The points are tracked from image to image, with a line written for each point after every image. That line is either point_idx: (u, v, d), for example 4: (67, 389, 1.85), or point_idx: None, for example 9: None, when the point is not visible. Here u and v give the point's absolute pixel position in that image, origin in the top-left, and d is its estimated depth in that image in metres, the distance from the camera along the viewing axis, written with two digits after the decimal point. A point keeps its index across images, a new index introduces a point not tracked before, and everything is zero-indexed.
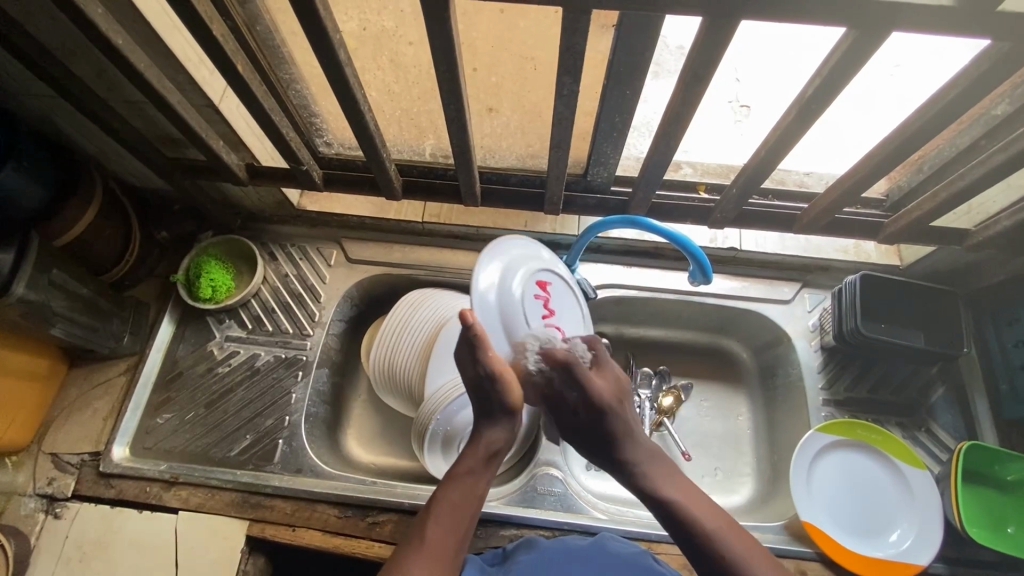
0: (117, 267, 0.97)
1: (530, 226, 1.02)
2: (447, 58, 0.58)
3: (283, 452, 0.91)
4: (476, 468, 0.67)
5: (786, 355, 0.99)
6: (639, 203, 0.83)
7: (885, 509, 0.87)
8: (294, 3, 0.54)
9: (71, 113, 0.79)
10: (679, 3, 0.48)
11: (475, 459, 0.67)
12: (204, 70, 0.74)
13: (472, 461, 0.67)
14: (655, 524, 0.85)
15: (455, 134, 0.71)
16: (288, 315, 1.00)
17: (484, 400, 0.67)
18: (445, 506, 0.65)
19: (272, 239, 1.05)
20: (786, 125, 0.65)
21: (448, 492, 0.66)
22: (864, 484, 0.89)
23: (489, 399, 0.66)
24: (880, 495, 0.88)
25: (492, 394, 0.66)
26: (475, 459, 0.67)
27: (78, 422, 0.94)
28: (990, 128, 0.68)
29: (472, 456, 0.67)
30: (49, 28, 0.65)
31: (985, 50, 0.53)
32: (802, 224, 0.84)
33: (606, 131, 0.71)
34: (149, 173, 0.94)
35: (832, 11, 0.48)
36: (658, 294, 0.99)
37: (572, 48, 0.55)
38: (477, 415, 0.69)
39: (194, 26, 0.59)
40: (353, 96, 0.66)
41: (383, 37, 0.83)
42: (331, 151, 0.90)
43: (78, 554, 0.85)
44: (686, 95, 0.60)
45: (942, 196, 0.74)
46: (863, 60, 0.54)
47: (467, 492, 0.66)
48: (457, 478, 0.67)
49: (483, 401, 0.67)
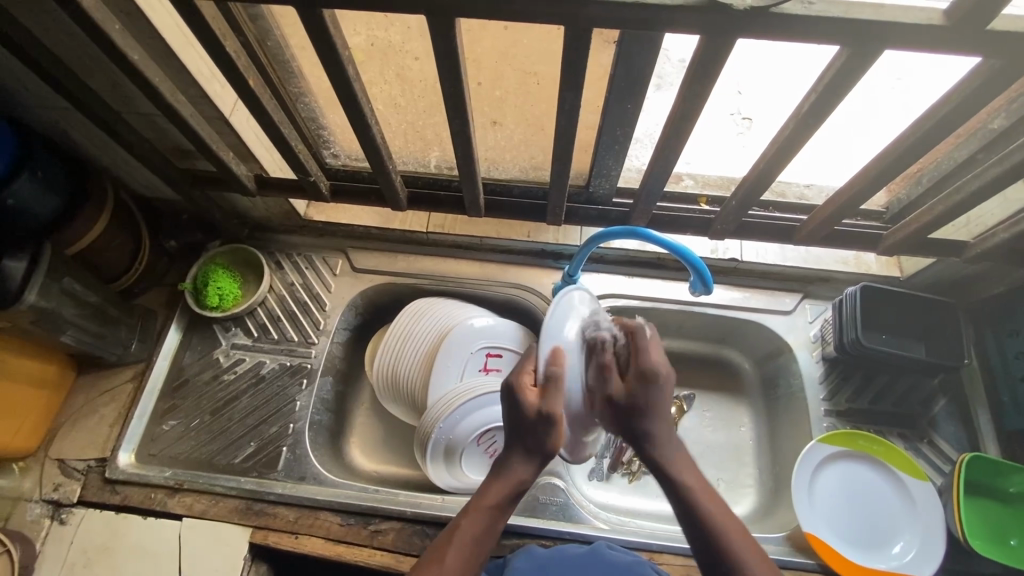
0: (126, 276, 0.99)
1: (532, 237, 1.04)
2: (452, 73, 0.60)
3: (286, 460, 0.92)
4: (504, 503, 0.64)
5: (786, 365, 0.99)
6: (640, 214, 0.85)
7: (886, 519, 0.87)
8: (306, 21, 0.56)
9: (85, 125, 0.81)
10: (677, 22, 0.50)
11: (499, 495, 0.64)
12: (216, 84, 0.76)
13: (500, 494, 0.64)
14: (657, 534, 0.85)
15: (460, 145, 0.73)
16: (293, 323, 1.01)
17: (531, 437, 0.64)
18: (466, 542, 0.62)
19: (279, 248, 1.07)
20: (785, 138, 0.66)
21: (472, 521, 0.63)
22: (868, 496, 0.89)
23: (537, 435, 0.63)
24: (883, 506, 0.88)
25: (537, 432, 0.63)
26: (501, 495, 0.64)
27: (85, 429, 0.95)
28: (987, 142, 0.69)
29: (500, 492, 0.64)
30: (68, 44, 0.67)
31: (978, 67, 0.55)
32: (801, 236, 0.86)
33: (608, 144, 0.73)
34: (159, 183, 0.96)
35: (828, 30, 0.49)
36: (659, 304, 1.00)
37: (575, 64, 0.57)
38: (514, 447, 0.65)
39: (210, 43, 0.61)
40: (361, 109, 0.68)
41: (390, 52, 0.78)
42: (339, 163, 0.92)
43: (82, 560, 0.85)
44: (685, 110, 0.62)
45: (940, 208, 0.75)
46: (858, 76, 0.56)
47: (488, 528, 0.63)
48: (482, 509, 0.63)
49: (533, 437, 0.64)
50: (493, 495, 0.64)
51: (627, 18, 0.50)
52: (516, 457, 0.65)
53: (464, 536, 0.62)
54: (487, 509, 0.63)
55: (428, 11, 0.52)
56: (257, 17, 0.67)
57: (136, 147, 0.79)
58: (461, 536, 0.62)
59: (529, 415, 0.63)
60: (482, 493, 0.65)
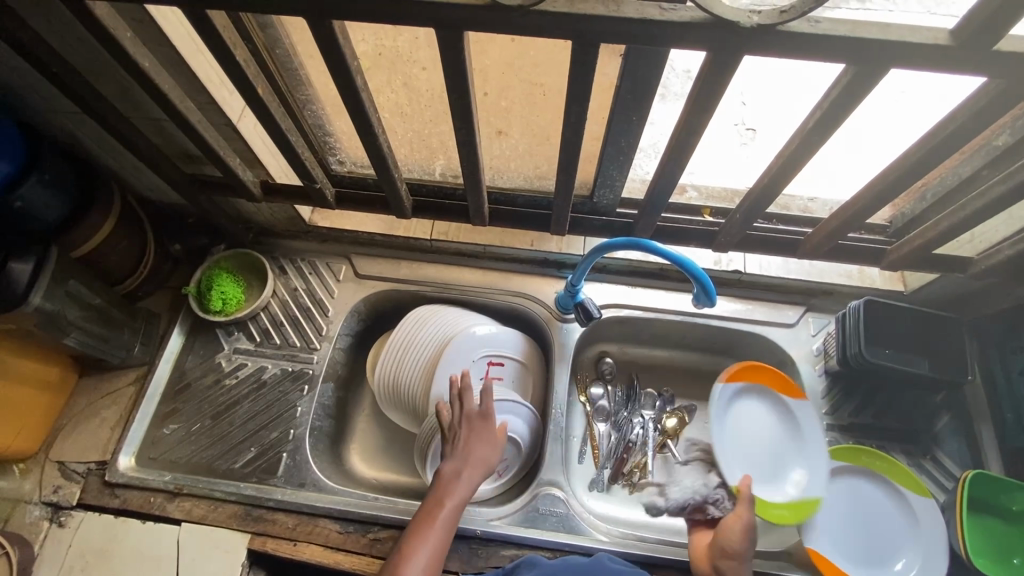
0: (130, 279, 0.99)
1: (536, 246, 1.03)
2: (460, 83, 0.61)
3: (286, 465, 0.91)
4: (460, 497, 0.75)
5: (789, 378, 0.99)
6: (644, 225, 0.86)
7: (889, 538, 0.86)
8: (315, 32, 0.56)
9: (94, 129, 0.82)
10: (684, 38, 0.50)
11: (455, 492, 0.75)
12: (225, 91, 0.77)
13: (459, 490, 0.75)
14: (658, 547, 0.85)
15: (466, 155, 0.73)
16: (296, 328, 1.01)
17: (473, 442, 0.78)
18: (439, 529, 0.72)
19: (283, 253, 1.07)
20: (790, 152, 0.66)
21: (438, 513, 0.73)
22: (871, 514, 0.88)
23: (479, 441, 0.78)
24: (886, 524, 0.87)
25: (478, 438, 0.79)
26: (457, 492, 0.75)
27: (86, 431, 0.95)
28: (992, 159, 0.69)
29: (465, 483, 0.76)
30: (80, 50, 0.68)
31: (985, 85, 0.55)
32: (804, 250, 0.87)
33: (612, 155, 0.73)
34: (166, 187, 0.97)
35: (834, 48, 0.49)
36: (662, 315, 1.00)
37: (582, 77, 0.57)
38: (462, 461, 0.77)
39: (219, 52, 0.61)
40: (368, 119, 0.69)
41: (397, 60, 0.78)
42: (344, 169, 0.93)
43: (81, 563, 0.85)
44: (690, 124, 0.62)
45: (945, 225, 0.75)
46: (865, 93, 0.56)
47: (455, 514, 0.74)
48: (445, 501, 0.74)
49: (474, 442, 0.78)
50: (456, 488, 0.75)
51: (634, 34, 0.50)
52: (463, 460, 0.77)
53: (435, 523, 0.72)
54: (452, 503, 0.74)
55: (436, 25, 0.53)
56: (267, 26, 0.68)
57: (144, 152, 0.80)
58: (435, 528, 0.72)
59: (474, 427, 0.79)
60: (447, 486, 0.75)
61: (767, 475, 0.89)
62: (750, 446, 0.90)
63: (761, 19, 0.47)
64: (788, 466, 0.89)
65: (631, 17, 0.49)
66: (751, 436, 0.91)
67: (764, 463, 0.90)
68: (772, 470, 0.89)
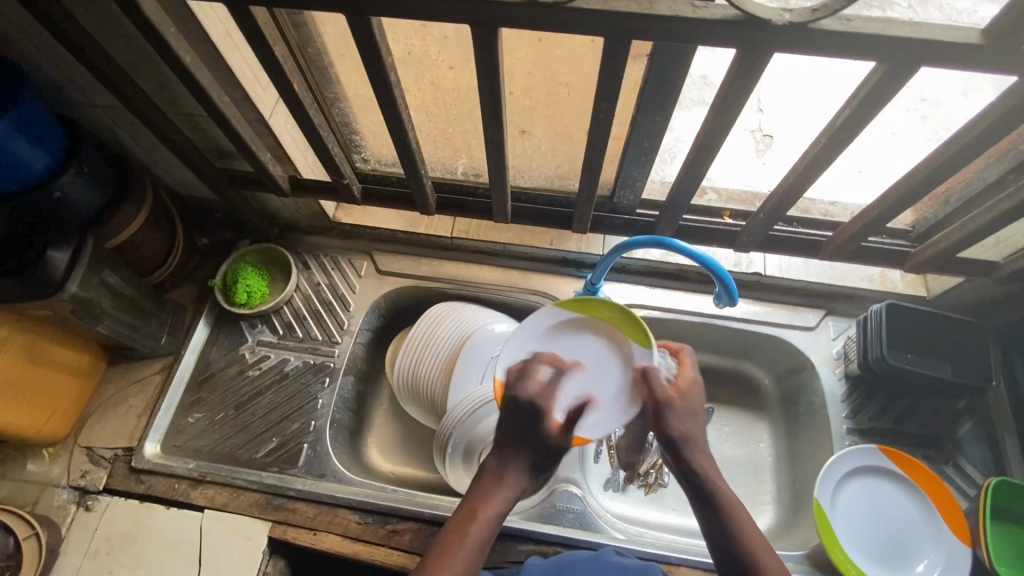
0: (160, 271, 1.02)
1: (556, 245, 1.04)
2: (491, 80, 0.63)
3: (307, 456, 0.93)
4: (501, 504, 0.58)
5: (808, 382, 0.99)
6: (666, 224, 0.86)
7: (931, 554, 0.84)
8: (355, 30, 0.58)
9: (132, 123, 0.84)
10: (714, 38, 0.51)
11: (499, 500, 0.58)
12: (258, 87, 0.79)
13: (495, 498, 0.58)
14: (674, 546, 0.85)
15: (493, 153, 0.75)
16: (318, 322, 1.03)
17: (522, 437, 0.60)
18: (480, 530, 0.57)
19: (306, 249, 1.10)
20: (814, 155, 0.67)
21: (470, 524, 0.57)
22: (917, 537, 0.85)
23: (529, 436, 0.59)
24: (890, 509, 0.87)
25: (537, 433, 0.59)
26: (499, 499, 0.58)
27: (114, 418, 0.97)
28: (1019, 163, 0.69)
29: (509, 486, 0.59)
30: (123, 44, 0.71)
31: (1013, 87, 0.55)
32: (828, 251, 0.86)
33: (635, 155, 0.74)
34: (196, 181, 0.99)
35: (863, 47, 0.50)
36: (680, 316, 1.00)
37: (611, 76, 0.59)
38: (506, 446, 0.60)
39: (259, 47, 0.63)
40: (400, 116, 0.71)
41: (427, 62, 0.76)
42: (368, 166, 0.95)
43: (106, 547, 0.87)
44: (717, 122, 0.63)
45: (968, 229, 0.75)
46: (894, 93, 0.56)
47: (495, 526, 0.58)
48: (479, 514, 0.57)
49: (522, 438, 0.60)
50: (506, 479, 0.59)
51: (666, 32, 0.51)
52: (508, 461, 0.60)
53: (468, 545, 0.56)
54: (489, 511, 0.57)
55: (472, 22, 0.55)
56: (300, 24, 0.70)
57: (179, 146, 0.82)
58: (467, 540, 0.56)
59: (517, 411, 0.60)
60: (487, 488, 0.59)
61: (898, 564, 0.84)
62: (868, 526, 0.86)
63: (792, 17, 0.48)
64: (920, 556, 0.84)
65: (664, 14, 0.50)
66: (867, 512, 0.87)
67: (891, 548, 0.85)
68: (903, 560, 0.84)
